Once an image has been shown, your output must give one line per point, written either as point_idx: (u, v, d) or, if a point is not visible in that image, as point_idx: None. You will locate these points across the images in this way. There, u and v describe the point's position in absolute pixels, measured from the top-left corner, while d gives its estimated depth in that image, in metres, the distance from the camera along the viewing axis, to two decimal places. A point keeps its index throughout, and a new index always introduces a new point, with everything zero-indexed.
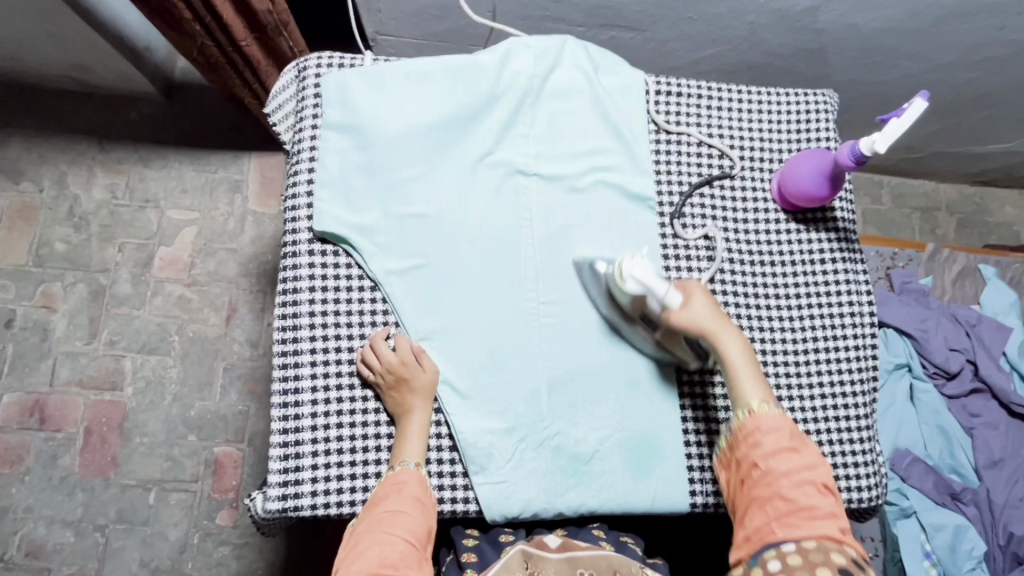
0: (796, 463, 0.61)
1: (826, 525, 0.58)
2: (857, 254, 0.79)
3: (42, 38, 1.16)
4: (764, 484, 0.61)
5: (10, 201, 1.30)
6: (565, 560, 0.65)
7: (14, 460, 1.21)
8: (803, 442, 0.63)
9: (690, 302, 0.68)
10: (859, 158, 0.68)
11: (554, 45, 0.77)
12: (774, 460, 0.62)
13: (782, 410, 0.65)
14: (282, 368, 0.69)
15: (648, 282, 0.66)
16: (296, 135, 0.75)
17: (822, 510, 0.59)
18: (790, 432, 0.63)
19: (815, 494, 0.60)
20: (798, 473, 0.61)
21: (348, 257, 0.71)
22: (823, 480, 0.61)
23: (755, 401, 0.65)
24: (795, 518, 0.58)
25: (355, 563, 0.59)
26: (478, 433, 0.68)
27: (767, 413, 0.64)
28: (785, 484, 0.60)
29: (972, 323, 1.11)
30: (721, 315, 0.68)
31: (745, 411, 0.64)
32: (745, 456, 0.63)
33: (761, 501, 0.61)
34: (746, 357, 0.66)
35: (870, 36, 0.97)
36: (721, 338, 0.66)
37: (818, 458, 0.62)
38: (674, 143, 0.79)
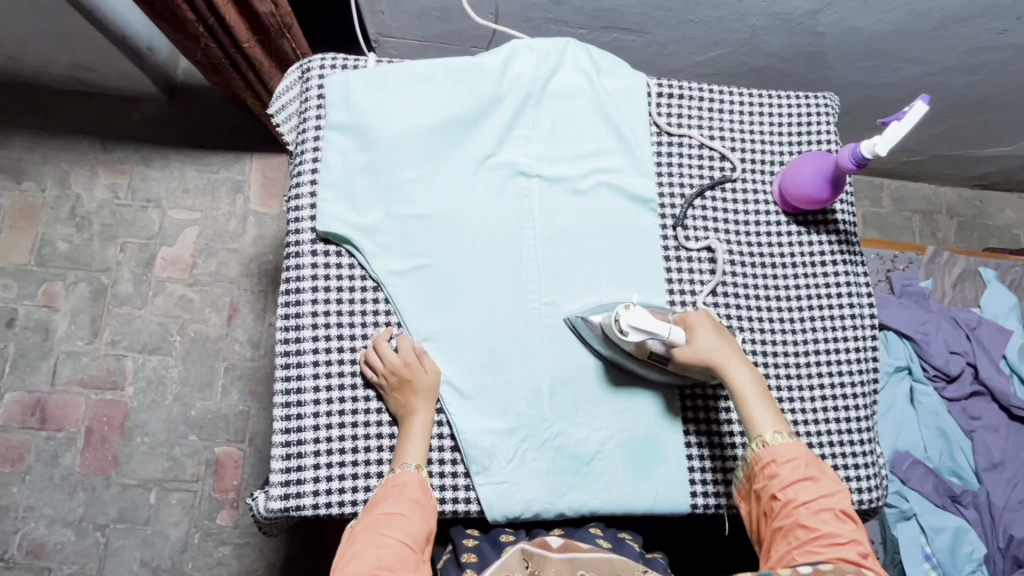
0: (813, 492, 0.62)
1: (844, 551, 0.58)
2: (858, 257, 0.80)
3: (45, 38, 1.16)
4: (784, 514, 0.62)
5: (13, 201, 1.31)
6: (566, 561, 0.64)
7: (15, 459, 1.21)
8: (820, 471, 0.63)
9: (695, 337, 0.68)
10: (860, 161, 0.68)
11: (556, 47, 0.77)
12: (792, 490, 0.62)
13: (797, 437, 0.66)
14: (284, 367, 0.69)
15: (650, 327, 0.65)
16: (299, 136, 0.75)
17: (841, 536, 0.59)
18: (807, 461, 0.63)
19: (833, 521, 0.60)
20: (815, 501, 0.61)
21: (351, 257, 0.71)
22: (841, 506, 0.61)
23: (768, 433, 0.65)
24: (814, 545, 0.59)
25: (351, 563, 0.58)
26: (480, 433, 0.68)
27: (782, 444, 0.64)
28: (803, 513, 0.61)
29: (972, 326, 1.12)
30: (727, 343, 0.68)
31: (758, 442, 0.65)
32: (764, 488, 0.64)
33: (782, 531, 0.61)
34: (755, 384, 0.67)
35: (871, 39, 0.97)
36: (733, 371, 0.67)
37: (836, 484, 0.63)
38: (676, 145, 0.79)
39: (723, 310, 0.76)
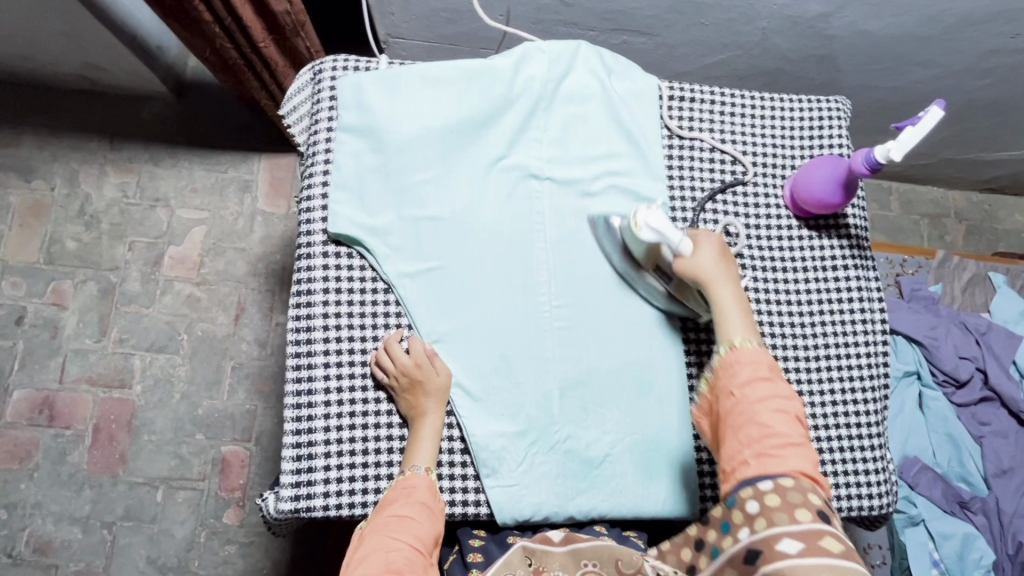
0: (771, 392, 0.60)
1: (799, 459, 0.57)
2: (869, 261, 0.79)
3: (55, 37, 1.17)
4: (740, 412, 0.60)
5: (23, 199, 1.31)
6: (569, 553, 0.66)
7: (23, 456, 1.22)
8: (779, 375, 0.61)
9: (699, 250, 0.67)
10: (875, 166, 0.67)
11: (568, 49, 0.77)
12: (750, 388, 0.60)
13: (764, 346, 0.64)
14: (295, 369, 0.69)
15: (662, 229, 0.66)
16: (311, 137, 0.75)
17: (796, 441, 0.58)
18: (768, 366, 0.62)
19: (790, 425, 0.59)
20: (772, 405, 0.59)
21: (362, 259, 0.71)
22: (796, 410, 0.60)
23: (737, 338, 0.63)
24: (771, 449, 0.58)
25: (360, 566, 0.58)
26: (490, 436, 0.68)
27: (749, 348, 0.62)
28: (761, 413, 0.59)
29: (981, 331, 1.11)
30: (728, 268, 0.67)
31: (726, 346, 0.63)
32: (722, 386, 0.62)
33: (737, 429, 0.60)
34: (740, 311, 0.65)
35: (882, 42, 0.97)
36: (718, 290, 0.66)
37: (794, 390, 0.61)
38: (687, 149, 0.79)
39: None
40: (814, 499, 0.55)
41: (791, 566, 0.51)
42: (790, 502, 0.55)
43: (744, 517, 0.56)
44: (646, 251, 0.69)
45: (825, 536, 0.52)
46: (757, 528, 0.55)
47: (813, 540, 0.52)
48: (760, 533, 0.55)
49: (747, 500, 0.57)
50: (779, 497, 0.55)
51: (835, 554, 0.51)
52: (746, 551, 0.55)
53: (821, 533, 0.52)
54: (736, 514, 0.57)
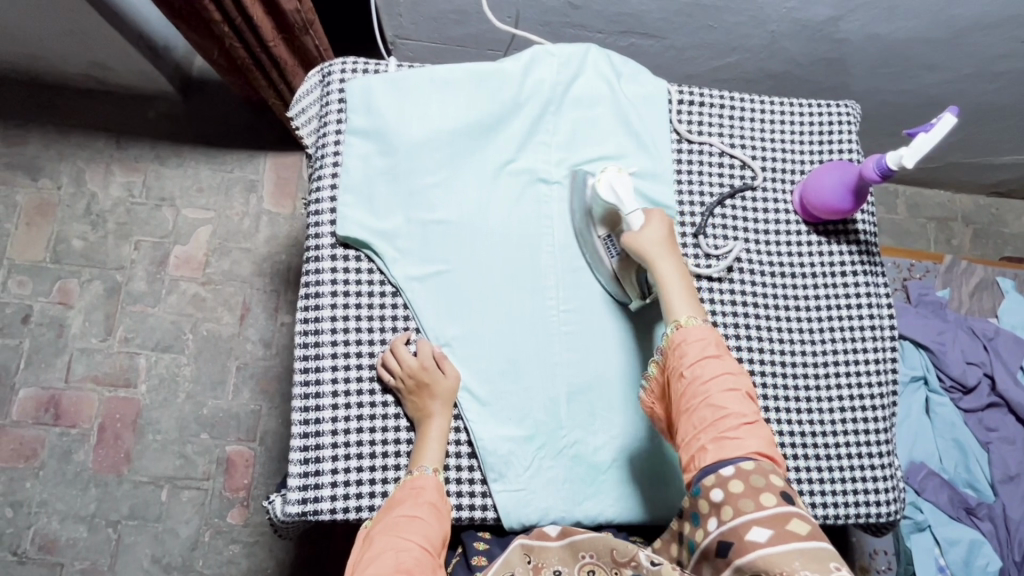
0: (722, 370, 0.59)
1: (756, 438, 0.57)
2: (878, 266, 0.79)
3: (63, 36, 1.17)
4: (693, 393, 0.59)
5: (30, 198, 1.32)
6: (567, 547, 0.64)
7: (29, 454, 1.22)
8: (727, 351, 0.61)
9: (649, 225, 0.67)
10: (886, 172, 0.67)
11: (578, 53, 0.77)
12: (701, 367, 0.59)
13: (710, 324, 0.64)
14: (303, 372, 0.69)
15: (622, 194, 0.68)
16: (319, 140, 0.75)
17: (751, 419, 0.58)
18: (715, 342, 0.61)
19: (743, 403, 0.58)
20: (723, 383, 0.59)
21: (371, 262, 0.71)
22: (746, 386, 0.60)
23: (683, 316, 0.63)
24: (729, 431, 0.57)
25: (370, 565, 0.57)
26: (497, 440, 0.68)
27: (694, 326, 0.62)
28: (714, 394, 0.58)
29: (989, 337, 1.11)
30: (673, 245, 0.67)
31: (673, 325, 0.63)
32: (674, 369, 0.61)
33: (692, 412, 0.59)
34: (682, 288, 0.65)
35: (892, 46, 0.96)
36: (660, 267, 0.65)
37: (742, 366, 0.61)
38: (696, 153, 0.79)
39: (742, 319, 0.75)
40: (776, 481, 0.55)
41: (765, 556, 0.50)
42: (754, 487, 0.54)
43: (711, 506, 0.55)
44: (606, 214, 0.70)
45: (792, 519, 0.52)
46: (725, 517, 0.54)
47: (782, 525, 0.51)
48: (727, 522, 0.54)
49: (711, 488, 0.56)
50: (742, 482, 0.55)
51: (804, 536, 0.50)
52: (716, 544, 0.54)
53: (788, 517, 0.52)
54: (701, 504, 0.56)
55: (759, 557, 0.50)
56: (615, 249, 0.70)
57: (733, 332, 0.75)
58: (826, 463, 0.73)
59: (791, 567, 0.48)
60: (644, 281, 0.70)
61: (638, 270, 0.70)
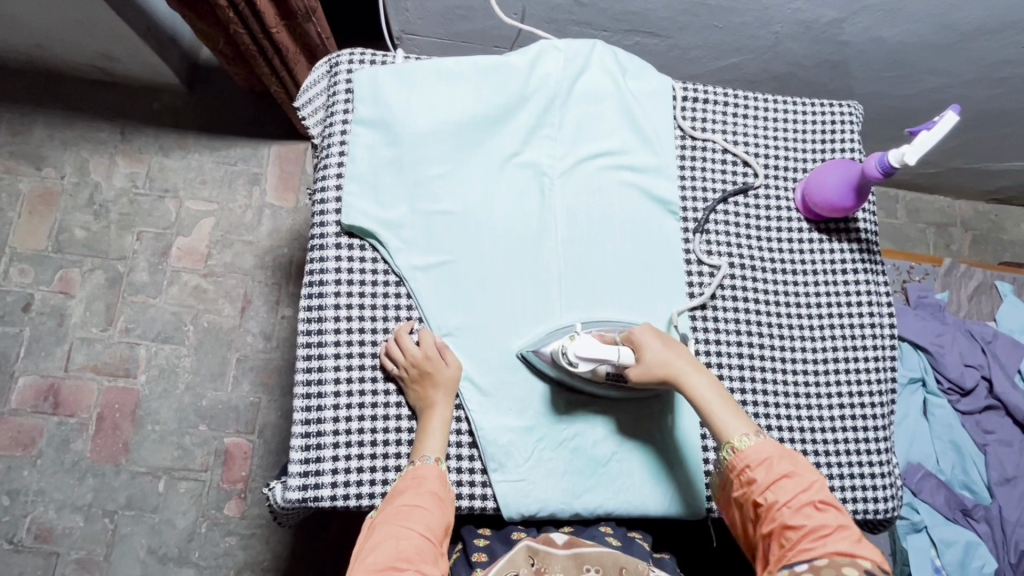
0: (793, 488, 0.60)
1: (836, 542, 0.56)
2: (878, 266, 0.80)
3: (70, 26, 1.17)
4: (770, 517, 0.60)
5: (32, 187, 1.32)
6: (571, 556, 0.64)
7: (27, 442, 1.22)
8: (795, 464, 0.61)
9: (644, 356, 0.66)
10: (888, 170, 0.67)
11: (584, 48, 0.78)
12: (774, 489, 0.60)
13: (762, 432, 0.64)
14: (306, 358, 0.69)
15: (597, 354, 0.64)
16: (325, 130, 0.76)
17: (829, 527, 0.57)
18: (780, 458, 0.62)
19: (818, 514, 0.58)
20: (795, 499, 0.59)
21: (375, 251, 0.72)
22: (820, 496, 0.59)
23: (735, 437, 0.63)
24: (806, 543, 0.57)
25: (372, 553, 0.58)
26: (498, 430, 0.69)
27: (751, 446, 0.62)
28: (788, 512, 0.59)
29: (987, 340, 1.11)
30: (676, 350, 0.66)
31: (729, 450, 0.63)
32: (745, 495, 0.62)
33: (771, 533, 0.59)
34: (714, 387, 0.66)
35: (896, 50, 0.97)
36: (690, 380, 0.65)
37: (815, 474, 0.61)
38: (699, 149, 0.79)
39: (743, 316, 0.76)
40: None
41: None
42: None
43: None
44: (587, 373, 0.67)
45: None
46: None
47: None
48: None
49: None
50: None
51: None
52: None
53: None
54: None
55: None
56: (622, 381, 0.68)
57: (734, 329, 0.75)
58: (825, 459, 0.73)
59: None
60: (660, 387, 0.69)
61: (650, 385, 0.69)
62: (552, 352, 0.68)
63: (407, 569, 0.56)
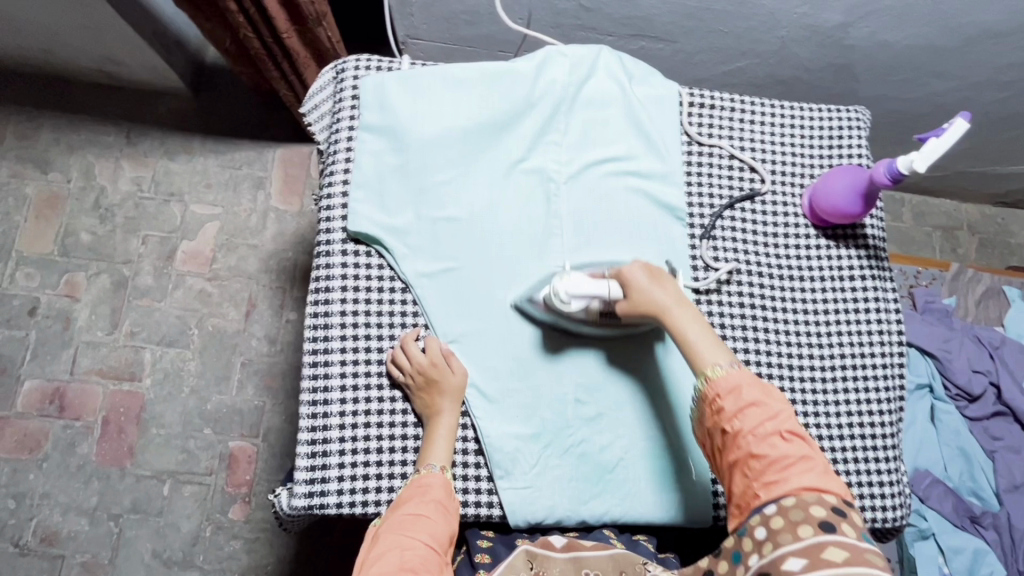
0: (759, 415, 0.58)
1: (801, 475, 0.55)
2: (886, 272, 0.79)
3: (76, 31, 1.18)
4: (736, 445, 0.59)
5: (39, 191, 1.32)
6: (570, 560, 0.65)
7: (32, 446, 1.23)
8: (763, 389, 0.60)
9: (632, 291, 0.66)
10: (896, 176, 0.67)
11: (590, 54, 0.77)
12: (740, 416, 0.59)
13: (738, 363, 0.62)
14: (312, 366, 0.69)
15: (585, 291, 0.66)
16: (331, 136, 0.76)
17: (794, 459, 0.56)
18: (751, 386, 0.60)
19: (783, 444, 0.57)
20: (761, 427, 0.58)
21: (380, 258, 0.72)
22: (788, 426, 0.58)
23: (709, 366, 0.62)
24: (772, 475, 0.56)
25: (375, 565, 0.57)
26: (504, 437, 0.68)
27: (724, 376, 0.61)
28: (754, 439, 0.58)
29: (995, 345, 1.10)
30: (665, 287, 0.66)
31: (702, 378, 0.62)
32: (714, 424, 0.61)
33: (737, 461, 0.58)
34: (701, 325, 0.64)
35: (903, 54, 0.97)
36: (674, 316, 0.64)
37: (783, 402, 0.60)
38: (706, 156, 0.79)
39: (750, 322, 0.75)
40: (817, 512, 0.53)
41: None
42: (792, 521, 0.53)
43: (754, 544, 0.55)
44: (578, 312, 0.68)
45: (828, 548, 0.50)
46: (764, 552, 0.53)
47: (816, 554, 0.50)
48: (768, 557, 0.53)
49: (755, 527, 0.55)
50: (783, 518, 0.54)
51: (841, 564, 0.49)
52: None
53: (822, 546, 0.50)
54: (744, 542, 0.56)
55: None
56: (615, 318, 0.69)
57: (741, 336, 0.75)
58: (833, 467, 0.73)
59: None
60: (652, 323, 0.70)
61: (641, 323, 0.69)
62: (544, 298, 0.69)
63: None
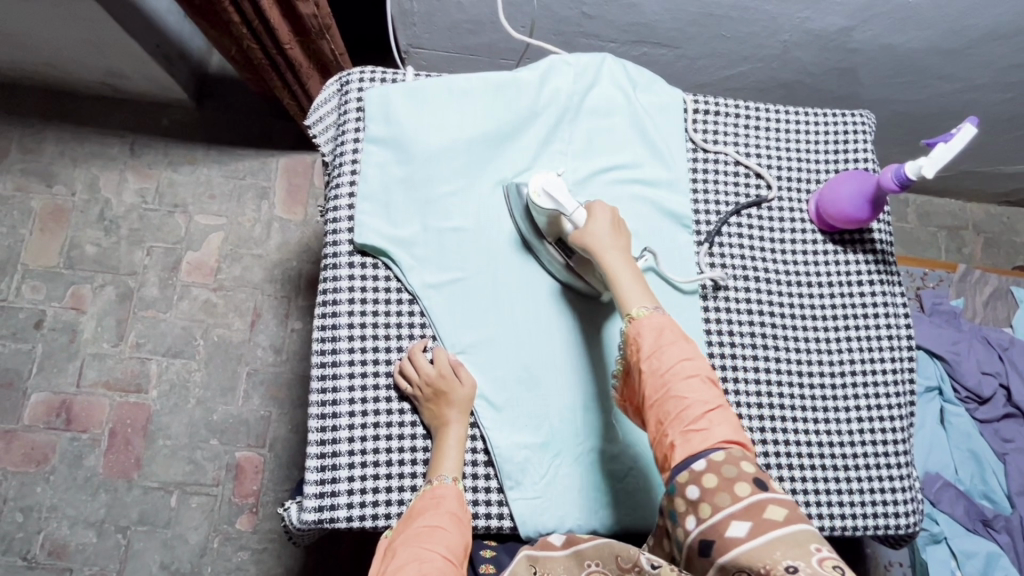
0: (677, 356, 0.60)
1: (721, 425, 0.58)
2: (895, 276, 0.79)
3: (81, 46, 1.19)
4: (655, 386, 0.60)
5: (44, 204, 1.33)
6: (571, 556, 0.63)
7: (39, 459, 1.23)
8: (681, 334, 0.62)
9: (594, 220, 0.67)
10: (904, 182, 0.66)
11: (593, 63, 0.77)
12: (659, 357, 0.60)
13: (661, 310, 0.64)
14: (320, 379, 0.69)
15: (559, 199, 0.66)
16: (337, 148, 0.75)
17: (713, 405, 0.58)
18: (670, 328, 0.62)
19: (702, 389, 0.59)
20: (680, 369, 0.59)
21: (388, 270, 0.71)
22: (705, 371, 0.60)
23: (634, 308, 0.63)
24: (695, 424, 0.57)
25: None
26: (513, 448, 0.68)
27: (647, 317, 0.62)
28: (675, 385, 0.59)
29: (1003, 346, 1.10)
30: (620, 236, 0.67)
31: (626, 318, 0.63)
32: (633, 363, 0.62)
33: (657, 407, 0.60)
34: (630, 269, 0.65)
35: (906, 57, 0.97)
36: (610, 259, 0.65)
37: (699, 349, 0.62)
38: (711, 162, 0.79)
39: (758, 330, 0.75)
40: (747, 468, 0.55)
41: (746, 551, 0.49)
42: (727, 479, 0.54)
43: (688, 504, 0.55)
44: (548, 220, 0.68)
45: (766, 506, 0.51)
46: (702, 515, 0.53)
47: (758, 515, 0.51)
48: (706, 520, 0.53)
49: (686, 486, 0.55)
50: (715, 475, 0.55)
51: (782, 522, 0.50)
52: (697, 543, 0.53)
53: (762, 505, 0.51)
54: (678, 502, 0.56)
55: (739, 553, 0.49)
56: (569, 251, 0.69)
57: (750, 342, 0.74)
58: (844, 475, 0.73)
59: (771, 558, 0.47)
60: (600, 277, 0.69)
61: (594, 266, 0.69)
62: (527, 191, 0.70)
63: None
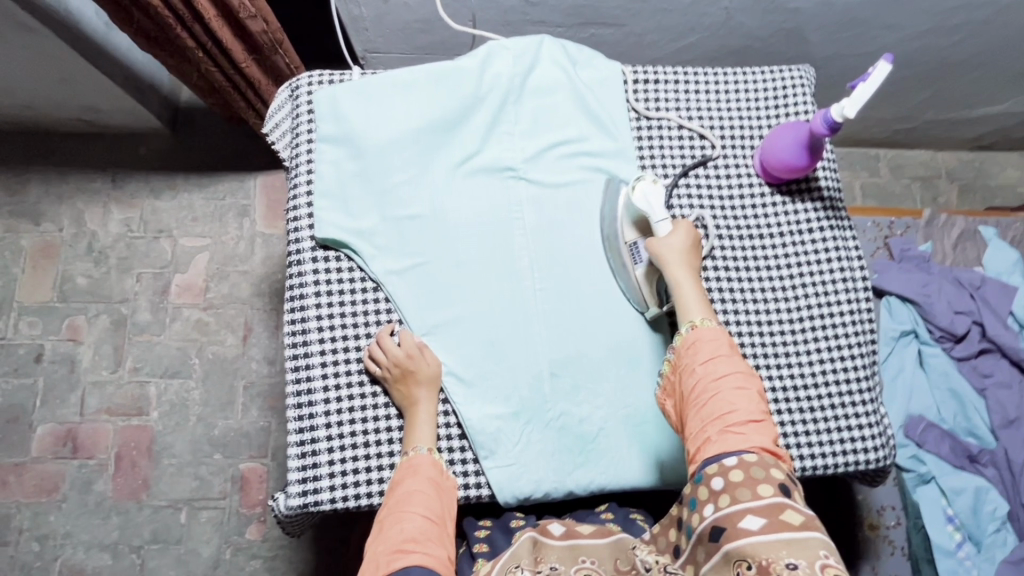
0: (731, 368, 0.61)
1: (761, 435, 0.58)
2: (845, 222, 0.80)
3: (54, 85, 1.23)
4: (702, 388, 0.60)
5: (34, 242, 1.37)
6: (568, 547, 0.64)
7: (50, 488, 1.26)
8: (740, 351, 0.62)
9: (675, 234, 0.69)
10: (834, 125, 0.70)
11: (532, 44, 0.80)
12: (714, 364, 0.61)
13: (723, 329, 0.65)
14: (294, 371, 0.72)
15: (654, 202, 0.69)
16: (294, 150, 0.79)
17: (758, 417, 0.59)
18: (729, 345, 0.63)
19: (752, 400, 0.59)
20: (731, 377, 0.60)
21: (350, 261, 0.74)
22: (758, 385, 0.61)
23: (697, 317, 0.65)
24: (738, 426, 0.58)
25: (380, 536, 0.60)
26: (485, 419, 0.70)
27: (708, 327, 0.64)
28: (724, 390, 0.59)
29: (975, 286, 1.11)
30: (693, 254, 0.69)
31: (688, 325, 0.64)
32: (684, 364, 0.63)
33: (702, 406, 0.60)
34: (699, 286, 0.67)
35: (847, 10, 0.98)
36: (680, 271, 0.67)
37: (752, 368, 0.62)
38: (655, 128, 0.81)
39: (716, 285, 0.77)
40: (776, 474, 0.55)
41: (753, 543, 0.51)
42: (753, 478, 0.55)
43: (709, 492, 0.56)
44: (637, 220, 0.72)
45: (785, 509, 0.52)
46: (720, 503, 0.55)
47: (774, 514, 0.52)
48: (723, 510, 0.55)
49: (712, 477, 0.57)
50: (743, 472, 0.55)
51: (796, 526, 0.51)
52: (709, 529, 0.55)
53: (782, 507, 0.53)
54: (701, 490, 0.57)
55: (746, 543, 0.51)
56: (641, 255, 0.71)
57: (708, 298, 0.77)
58: (810, 416, 0.74)
59: (775, 556, 0.50)
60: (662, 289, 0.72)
61: (660, 280, 0.71)
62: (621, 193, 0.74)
63: (414, 550, 0.57)
